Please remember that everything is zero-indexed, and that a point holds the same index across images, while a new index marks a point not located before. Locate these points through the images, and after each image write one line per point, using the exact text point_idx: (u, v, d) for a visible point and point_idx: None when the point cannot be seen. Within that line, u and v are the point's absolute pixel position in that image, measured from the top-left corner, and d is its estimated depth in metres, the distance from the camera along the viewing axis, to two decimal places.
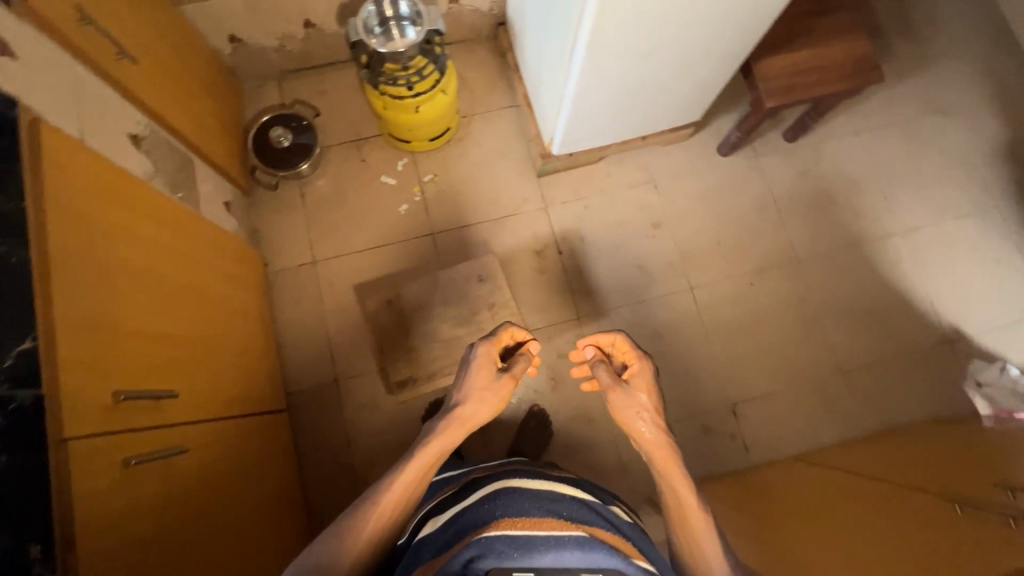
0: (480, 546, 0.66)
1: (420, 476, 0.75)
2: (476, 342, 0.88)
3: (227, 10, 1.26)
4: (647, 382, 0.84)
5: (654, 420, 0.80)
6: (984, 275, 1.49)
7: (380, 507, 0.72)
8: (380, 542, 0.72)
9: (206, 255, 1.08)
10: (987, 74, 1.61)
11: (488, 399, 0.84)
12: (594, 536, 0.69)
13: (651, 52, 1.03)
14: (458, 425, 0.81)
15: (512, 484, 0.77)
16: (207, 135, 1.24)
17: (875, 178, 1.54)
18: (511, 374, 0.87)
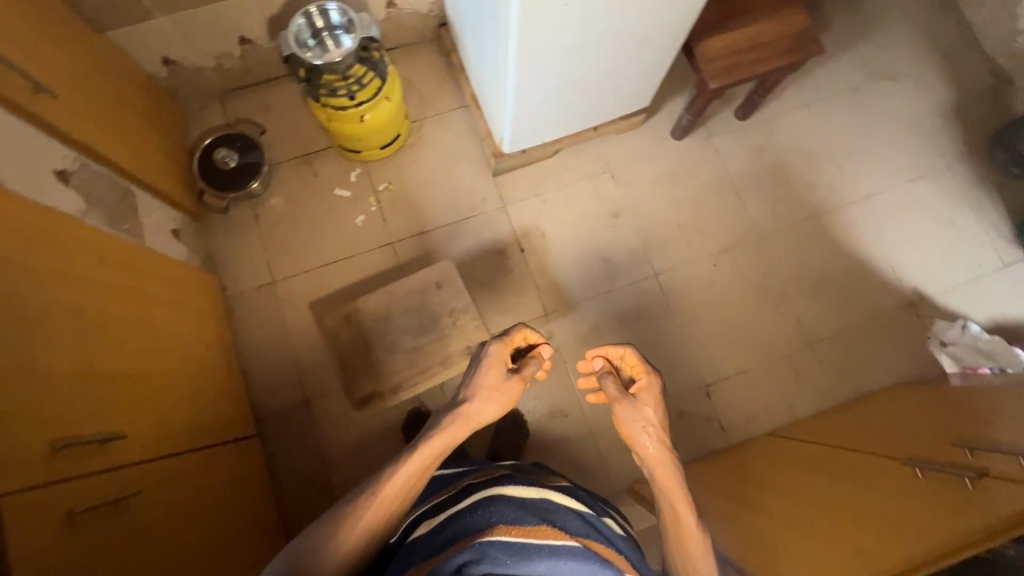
0: (476, 551, 0.65)
1: (418, 473, 0.73)
2: (489, 341, 0.85)
3: (155, 33, 1.23)
4: (655, 398, 0.81)
5: (658, 438, 0.78)
6: (942, 236, 1.51)
7: (376, 500, 0.71)
8: (373, 537, 0.71)
9: (152, 288, 1.06)
10: (928, 36, 1.63)
11: (495, 398, 0.78)
12: (588, 548, 0.69)
13: (584, 44, 1.02)
14: (461, 423, 0.76)
15: (507, 490, 0.76)
16: (148, 163, 1.20)
17: (828, 148, 1.55)
18: (522, 374, 0.82)
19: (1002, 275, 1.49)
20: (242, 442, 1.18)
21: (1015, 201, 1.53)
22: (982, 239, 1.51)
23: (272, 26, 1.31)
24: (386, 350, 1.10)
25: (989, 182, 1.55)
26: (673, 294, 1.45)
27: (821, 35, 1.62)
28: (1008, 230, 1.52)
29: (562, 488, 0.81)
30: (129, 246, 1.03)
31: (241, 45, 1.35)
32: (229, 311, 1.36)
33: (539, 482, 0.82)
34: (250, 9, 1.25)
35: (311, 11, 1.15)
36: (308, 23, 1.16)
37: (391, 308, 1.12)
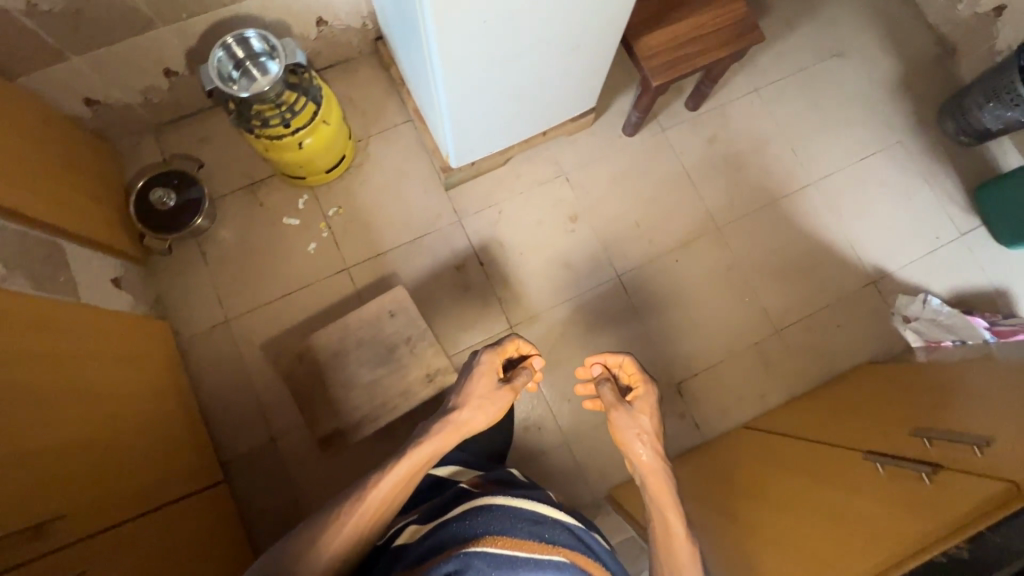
0: (461, 561, 0.62)
1: (409, 476, 0.72)
2: (481, 351, 0.85)
3: (71, 75, 1.17)
4: (651, 406, 0.83)
5: (651, 446, 0.79)
6: (900, 210, 1.52)
7: (364, 501, 0.69)
8: (358, 544, 0.68)
9: (90, 344, 1.01)
10: (872, 11, 1.63)
11: (487, 407, 0.80)
12: (575, 564, 0.66)
13: (514, 57, 1.00)
14: (453, 429, 0.78)
15: (495, 501, 0.73)
16: (78, 212, 1.15)
17: (781, 131, 1.55)
18: (511, 385, 0.83)
19: (960, 244, 1.50)
20: (205, 492, 1.15)
21: (968, 169, 1.54)
22: (939, 210, 1.52)
23: (198, 56, 1.26)
24: (344, 386, 1.07)
25: (941, 152, 1.55)
26: (638, 294, 1.43)
27: (766, 17, 1.60)
28: (963, 199, 1.53)
29: (552, 500, 0.78)
30: (58, 306, 0.98)
31: (167, 77, 1.29)
32: (184, 354, 1.31)
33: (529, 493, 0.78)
34: (170, 40, 1.19)
35: (230, 42, 1.10)
36: (230, 55, 1.12)
37: (345, 341, 1.09)
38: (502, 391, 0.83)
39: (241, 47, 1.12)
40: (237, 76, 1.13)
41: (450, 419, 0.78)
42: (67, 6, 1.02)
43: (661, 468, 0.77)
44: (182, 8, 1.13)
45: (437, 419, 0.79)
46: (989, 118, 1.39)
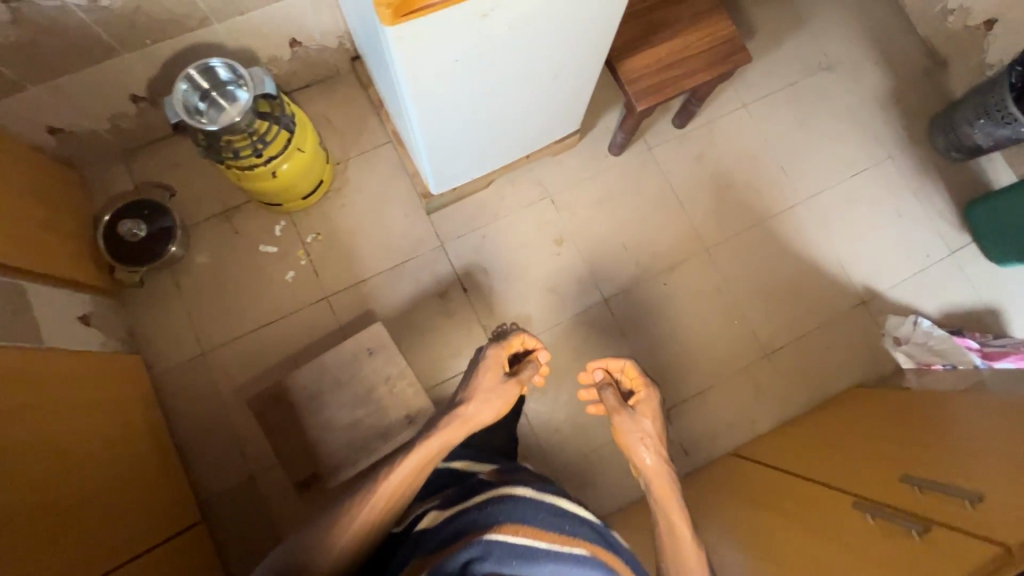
0: (481, 548, 0.61)
1: (419, 471, 0.71)
2: (487, 345, 0.86)
3: (31, 105, 1.12)
4: (653, 410, 0.86)
5: (654, 450, 0.82)
6: (890, 227, 1.49)
7: (376, 496, 0.68)
8: (373, 532, 0.68)
9: (54, 393, 0.97)
10: (862, 23, 1.60)
11: (493, 402, 0.81)
12: (598, 558, 0.64)
13: (492, 99, 0.96)
14: (461, 423, 0.78)
15: (519, 488, 0.71)
16: (43, 249, 1.10)
17: (770, 148, 1.52)
18: (518, 379, 0.85)
19: (950, 261, 1.48)
20: (179, 538, 1.11)
21: (958, 184, 1.51)
22: (929, 227, 1.50)
23: (165, 80, 1.20)
24: (322, 428, 1.04)
25: (931, 167, 1.53)
26: (625, 319, 1.40)
27: (754, 30, 1.57)
28: (953, 216, 1.50)
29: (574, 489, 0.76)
30: (20, 354, 0.93)
31: (134, 102, 1.23)
32: (159, 389, 1.27)
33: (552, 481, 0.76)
34: (135, 65, 1.14)
35: (194, 73, 1.06)
36: (195, 85, 1.07)
37: (323, 381, 1.05)
38: (508, 385, 0.83)
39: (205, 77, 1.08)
40: (203, 108, 1.08)
41: (457, 412, 0.79)
42: (21, 36, 0.97)
43: (663, 473, 0.80)
44: (146, 34, 1.08)
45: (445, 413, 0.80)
46: (980, 134, 1.37)
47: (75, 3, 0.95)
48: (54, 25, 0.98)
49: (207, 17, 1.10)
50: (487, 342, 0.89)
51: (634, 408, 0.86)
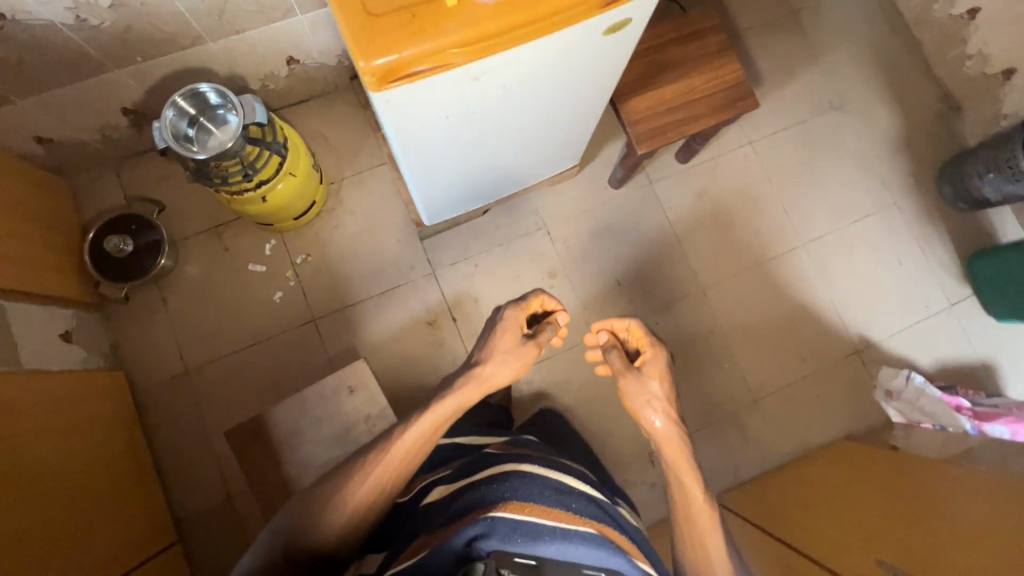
0: (486, 525, 0.62)
1: (431, 432, 0.77)
2: (504, 306, 0.89)
3: (18, 116, 1.09)
4: (660, 368, 0.87)
5: (665, 410, 0.84)
6: (889, 276, 1.47)
7: (387, 456, 0.75)
8: (379, 495, 0.75)
9: (28, 416, 0.96)
10: (877, 62, 1.56)
11: (509, 361, 0.84)
12: (602, 535, 0.65)
13: (489, 149, 0.92)
14: (475, 385, 0.82)
15: (524, 466, 0.72)
16: (25, 266, 1.09)
17: (773, 188, 1.49)
18: (536, 341, 0.87)
19: (948, 314, 1.46)
20: (148, 564, 1.09)
21: (962, 235, 1.48)
22: (929, 277, 1.47)
23: (157, 95, 1.18)
24: (298, 465, 1.02)
25: (936, 215, 1.50)
26: None
27: (766, 65, 1.53)
28: (955, 267, 1.48)
29: (577, 470, 0.77)
30: None
31: (125, 116, 1.20)
32: (140, 405, 1.27)
33: (557, 463, 0.77)
34: (126, 81, 1.11)
35: (181, 100, 1.03)
36: (182, 111, 1.05)
37: (302, 417, 1.04)
38: (525, 347, 0.86)
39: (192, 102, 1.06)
40: (192, 134, 1.07)
41: (474, 372, 0.83)
42: (6, 53, 0.94)
43: (675, 434, 0.82)
44: (137, 52, 1.05)
45: (462, 373, 0.83)
46: (989, 189, 1.33)
47: (62, 22, 0.93)
48: (41, 43, 0.95)
49: (200, 36, 1.07)
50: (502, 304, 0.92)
51: (641, 368, 0.87)
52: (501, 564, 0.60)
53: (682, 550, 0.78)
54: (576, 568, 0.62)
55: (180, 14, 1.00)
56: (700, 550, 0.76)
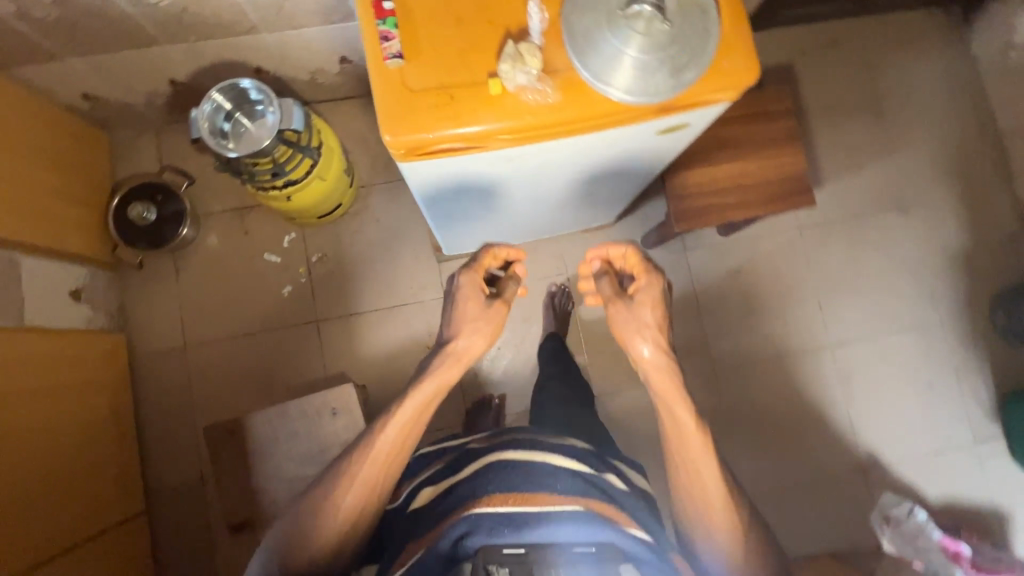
0: (470, 523, 0.65)
1: (415, 420, 0.72)
2: (457, 273, 0.77)
3: (69, 71, 1.09)
4: (655, 290, 0.72)
5: (657, 342, 0.69)
6: (916, 397, 1.38)
7: (374, 457, 0.70)
8: (373, 499, 0.70)
9: (19, 376, 0.98)
10: (956, 170, 1.45)
11: (480, 329, 0.74)
12: (592, 510, 0.66)
13: (516, 206, 0.88)
14: (453, 362, 0.74)
15: (503, 454, 0.72)
16: (48, 221, 1.10)
17: (813, 280, 1.41)
18: (504, 301, 0.77)
19: (970, 450, 1.37)
20: (106, 535, 1.11)
21: (1005, 369, 1.39)
22: (958, 408, 1.38)
23: (207, 73, 1.16)
24: (267, 476, 1.03)
25: (982, 343, 1.40)
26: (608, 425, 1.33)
27: (834, 151, 1.45)
28: (988, 402, 1.38)
29: (568, 448, 0.74)
30: None
31: (171, 86, 1.19)
32: (134, 372, 1.28)
33: (543, 443, 0.74)
34: (177, 56, 1.09)
35: (219, 95, 1.03)
36: (218, 106, 1.03)
37: (280, 429, 1.04)
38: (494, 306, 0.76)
39: (230, 96, 1.04)
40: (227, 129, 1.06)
41: (448, 350, 0.74)
42: (63, 15, 0.93)
43: (666, 367, 0.69)
44: (191, 32, 1.03)
45: (436, 354, 0.75)
46: None
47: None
48: (98, 11, 0.94)
49: (255, 26, 1.04)
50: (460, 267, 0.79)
51: (631, 296, 0.73)
52: (487, 558, 0.63)
53: (678, 486, 0.72)
54: (568, 545, 0.64)
55: (238, 4, 0.97)
56: (696, 490, 0.70)
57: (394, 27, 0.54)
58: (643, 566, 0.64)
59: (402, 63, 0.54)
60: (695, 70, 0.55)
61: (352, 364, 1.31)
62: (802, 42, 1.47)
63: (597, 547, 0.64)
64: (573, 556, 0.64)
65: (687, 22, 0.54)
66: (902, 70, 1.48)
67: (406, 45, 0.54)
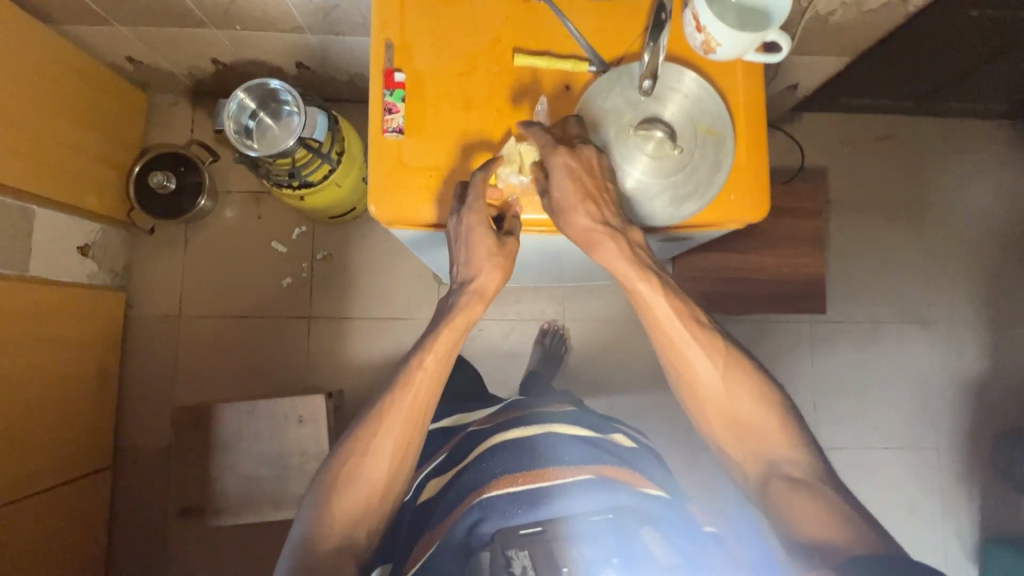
0: (482, 510, 0.69)
1: (443, 359, 0.66)
2: (459, 213, 0.60)
3: (116, 37, 1.10)
4: (563, 161, 0.58)
5: (592, 214, 0.59)
6: (897, 519, 1.33)
7: (405, 410, 0.64)
8: (412, 448, 0.65)
9: (12, 324, 1.01)
10: (988, 296, 1.39)
11: (502, 266, 0.64)
12: (602, 475, 0.72)
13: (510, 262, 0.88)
14: (478, 298, 0.65)
15: (505, 436, 0.77)
16: (71, 177, 1.13)
17: (814, 378, 1.36)
18: (511, 233, 0.63)
19: None
20: (69, 485, 1.14)
21: (994, 510, 1.33)
22: (938, 540, 1.32)
23: (248, 60, 1.17)
24: (225, 468, 1.07)
25: (975, 478, 1.34)
26: None
27: (864, 251, 1.39)
28: (970, 540, 1.32)
29: (566, 416, 0.82)
30: None
31: (213, 65, 1.20)
32: (127, 331, 1.31)
33: (538, 413, 0.82)
34: (221, 40, 1.10)
35: (245, 93, 1.03)
36: (244, 105, 1.04)
37: (246, 427, 1.08)
38: (506, 244, 0.63)
39: (255, 95, 1.05)
40: (252, 126, 1.07)
41: (471, 286, 0.65)
42: None
43: (609, 241, 0.60)
44: (236, 21, 1.03)
45: (459, 289, 0.66)
46: None
47: None
48: None
49: (300, 27, 1.04)
50: (452, 207, 0.62)
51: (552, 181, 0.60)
52: (504, 539, 0.68)
53: (673, 380, 0.68)
54: (585, 515, 0.68)
55: (285, 5, 0.97)
56: (684, 369, 0.66)
57: (398, 100, 0.62)
58: (666, 523, 0.69)
59: (401, 137, 0.62)
60: (695, 203, 0.61)
61: (336, 368, 1.32)
62: (854, 132, 1.41)
63: (614, 513, 0.68)
64: (591, 528, 0.67)
65: (698, 153, 0.61)
66: (954, 180, 1.41)
67: (406, 118, 0.63)
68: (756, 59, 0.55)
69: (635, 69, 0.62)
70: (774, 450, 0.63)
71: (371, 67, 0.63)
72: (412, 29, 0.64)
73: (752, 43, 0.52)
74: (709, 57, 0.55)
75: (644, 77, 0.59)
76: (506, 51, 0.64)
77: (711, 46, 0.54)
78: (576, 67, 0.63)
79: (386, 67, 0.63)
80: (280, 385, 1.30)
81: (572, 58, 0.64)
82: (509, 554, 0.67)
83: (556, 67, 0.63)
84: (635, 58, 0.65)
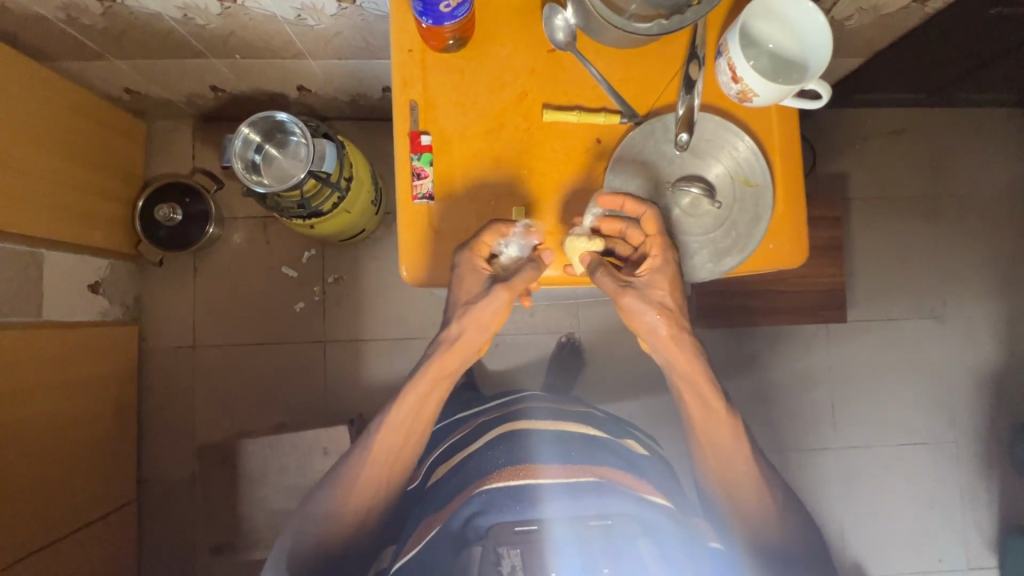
0: (481, 502, 0.66)
1: (417, 417, 0.66)
2: (455, 250, 0.62)
3: (115, 73, 1.07)
4: (665, 264, 0.62)
5: (673, 325, 0.62)
6: (916, 514, 1.34)
7: (369, 457, 0.66)
8: (383, 490, 0.67)
9: (27, 372, 0.99)
10: (1005, 291, 1.38)
11: (481, 319, 0.61)
12: (605, 477, 0.68)
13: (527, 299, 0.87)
14: (449, 349, 0.63)
15: (518, 426, 0.76)
16: (79, 217, 1.11)
17: (831, 378, 1.36)
18: (506, 283, 0.60)
19: None
20: (98, 523, 1.15)
21: (1011, 503, 1.34)
22: (956, 533, 1.34)
23: (248, 85, 1.14)
24: (254, 501, 1.10)
25: (994, 471, 1.35)
26: None
27: (879, 249, 1.38)
28: (987, 534, 1.34)
29: (578, 416, 0.82)
30: (13, 339, 0.96)
31: (212, 91, 1.17)
32: (142, 363, 1.31)
33: (540, 408, 0.82)
34: (221, 70, 1.07)
35: (249, 128, 1.02)
36: (248, 140, 1.03)
37: (272, 459, 1.10)
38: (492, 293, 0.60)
39: (261, 129, 1.05)
40: (258, 160, 1.06)
41: (443, 335, 0.63)
42: (111, 27, 0.91)
43: (692, 352, 0.64)
44: (236, 51, 0.99)
45: (433, 337, 0.64)
46: None
47: (169, 15, 0.88)
48: (143, 24, 0.90)
49: (301, 53, 1.00)
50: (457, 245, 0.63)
51: (638, 278, 0.62)
52: (497, 536, 0.64)
53: (703, 456, 0.69)
54: (580, 518, 0.64)
55: (286, 33, 0.93)
56: (720, 459, 0.68)
57: (427, 163, 0.64)
58: (664, 538, 0.64)
59: (430, 203, 0.64)
60: (735, 256, 0.64)
61: (353, 390, 1.31)
62: (867, 127, 1.38)
63: (612, 518, 0.64)
64: (576, 536, 0.63)
65: (737, 206, 0.65)
66: (968, 172, 1.39)
67: (435, 181, 0.65)
68: (796, 105, 0.62)
69: (668, 120, 0.65)
70: (768, 532, 0.68)
71: (397, 130, 0.65)
72: (435, 86, 0.65)
73: (789, 91, 0.59)
74: (746, 104, 0.62)
75: (681, 130, 0.64)
76: (534, 105, 0.66)
77: (748, 95, 0.61)
78: (608, 119, 0.65)
79: (411, 130, 0.65)
80: (298, 409, 1.31)
81: (603, 110, 0.66)
82: (500, 552, 0.63)
83: (588, 120, 0.65)
84: (668, 107, 0.67)
